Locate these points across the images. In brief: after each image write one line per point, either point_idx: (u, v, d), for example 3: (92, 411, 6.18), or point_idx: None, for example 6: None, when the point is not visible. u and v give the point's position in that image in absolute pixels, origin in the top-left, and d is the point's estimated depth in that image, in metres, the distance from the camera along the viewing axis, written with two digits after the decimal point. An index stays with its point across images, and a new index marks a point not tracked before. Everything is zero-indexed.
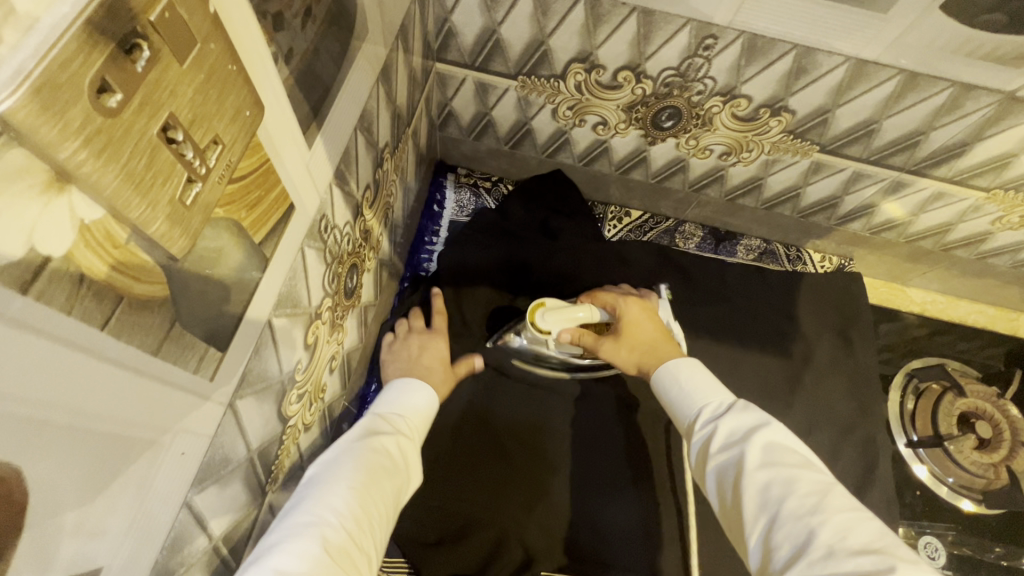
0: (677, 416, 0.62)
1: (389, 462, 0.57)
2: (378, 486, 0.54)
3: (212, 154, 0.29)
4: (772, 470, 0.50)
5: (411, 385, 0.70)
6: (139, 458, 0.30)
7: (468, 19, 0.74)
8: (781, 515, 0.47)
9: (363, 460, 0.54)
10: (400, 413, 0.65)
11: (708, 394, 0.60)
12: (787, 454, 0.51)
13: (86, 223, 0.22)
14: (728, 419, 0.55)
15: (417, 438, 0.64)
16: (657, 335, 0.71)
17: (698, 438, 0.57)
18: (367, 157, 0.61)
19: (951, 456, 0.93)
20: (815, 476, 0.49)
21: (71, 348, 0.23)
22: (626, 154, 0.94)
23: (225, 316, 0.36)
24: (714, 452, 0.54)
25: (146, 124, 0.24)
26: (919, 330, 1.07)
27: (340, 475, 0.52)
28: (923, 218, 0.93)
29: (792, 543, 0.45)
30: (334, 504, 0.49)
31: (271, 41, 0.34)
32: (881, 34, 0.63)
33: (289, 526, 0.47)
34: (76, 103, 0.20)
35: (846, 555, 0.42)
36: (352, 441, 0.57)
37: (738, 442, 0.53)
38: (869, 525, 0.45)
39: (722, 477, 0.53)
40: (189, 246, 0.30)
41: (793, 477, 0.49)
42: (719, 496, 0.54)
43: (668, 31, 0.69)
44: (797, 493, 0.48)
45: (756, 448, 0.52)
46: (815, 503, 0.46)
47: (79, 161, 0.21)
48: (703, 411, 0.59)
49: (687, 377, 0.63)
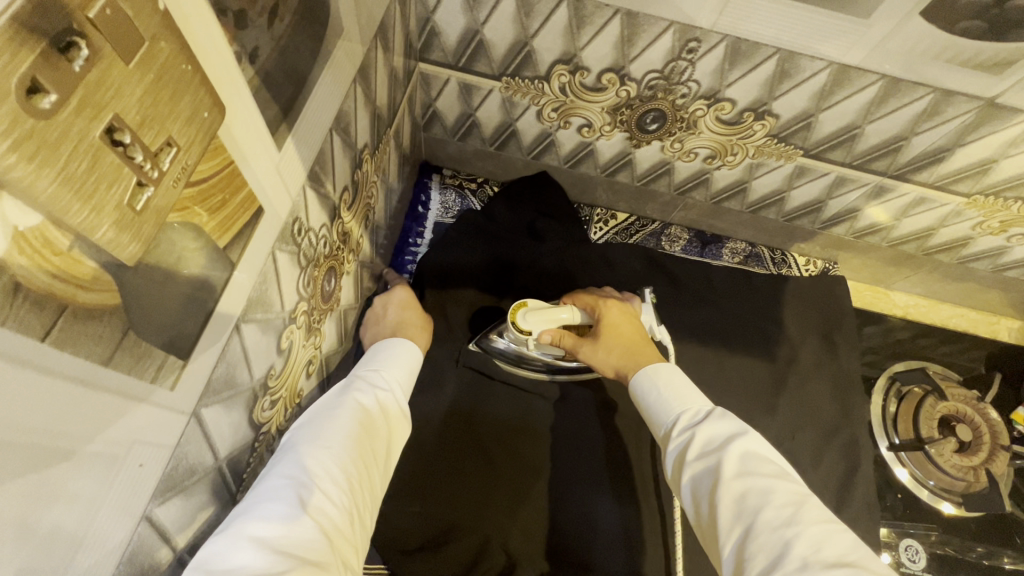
0: (654, 422, 0.62)
1: (369, 420, 0.55)
2: (358, 445, 0.52)
3: (165, 157, 0.28)
4: (747, 480, 0.50)
5: (391, 346, 0.67)
6: (87, 472, 0.29)
7: (451, 18, 0.73)
8: (755, 527, 0.47)
9: (342, 422, 0.52)
10: (381, 372, 0.63)
11: (684, 400, 0.60)
12: (763, 464, 0.51)
13: (20, 230, 0.21)
14: (705, 427, 0.55)
15: (400, 396, 0.62)
16: (635, 339, 0.71)
17: (674, 445, 0.57)
18: (345, 158, 0.60)
19: (932, 459, 0.94)
20: (791, 487, 0.49)
21: (4, 361, 0.22)
22: (612, 156, 0.93)
23: (186, 324, 0.35)
24: (691, 460, 0.54)
25: (86, 126, 0.22)
26: (901, 334, 1.08)
27: (319, 436, 0.51)
28: (905, 222, 0.94)
29: (766, 555, 0.45)
30: (311, 464, 0.48)
31: (233, 41, 0.32)
32: (863, 40, 0.63)
33: (266, 489, 0.45)
34: (1, 104, 0.19)
35: (820, 568, 0.42)
36: (331, 402, 0.55)
37: (715, 450, 0.53)
38: (843, 538, 0.45)
39: (697, 486, 0.53)
40: (142, 252, 0.29)
41: (769, 488, 0.49)
42: (695, 505, 0.53)
43: (652, 34, 0.69)
44: (772, 504, 0.47)
45: (733, 457, 0.51)
46: (791, 515, 0.46)
47: (8, 165, 0.20)
48: (681, 418, 0.58)
49: (665, 382, 0.62)
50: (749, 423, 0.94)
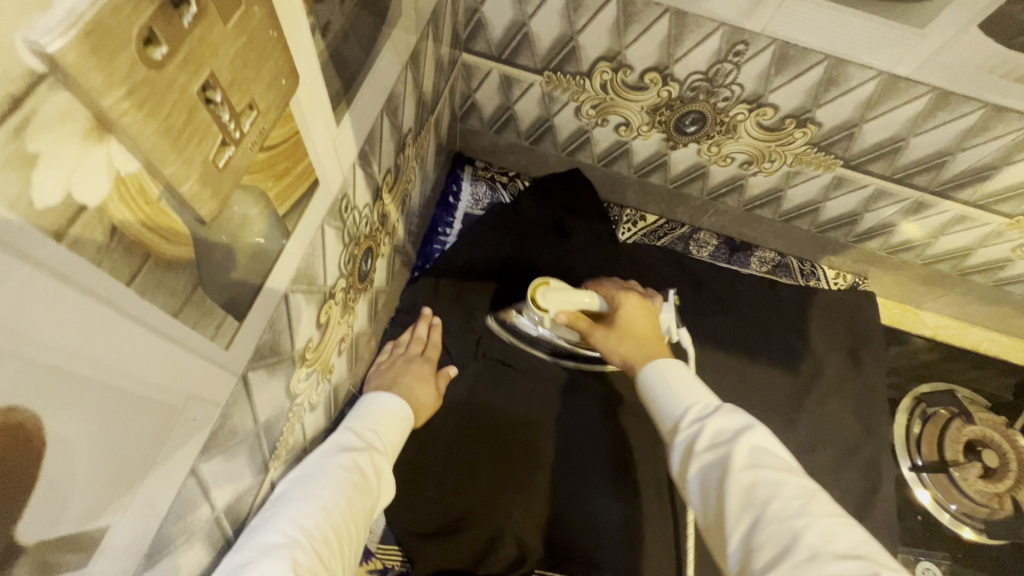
0: (660, 415, 0.61)
1: (360, 481, 0.56)
2: (348, 508, 0.53)
3: (246, 119, 0.29)
4: (758, 472, 0.49)
5: (388, 401, 0.69)
6: (152, 420, 0.30)
7: (499, 10, 0.74)
8: (766, 517, 0.46)
9: (335, 481, 0.53)
10: (372, 431, 0.64)
11: (692, 394, 0.59)
12: (772, 458, 0.51)
13: (122, 174, 0.22)
14: (714, 420, 0.54)
15: (387, 454, 0.64)
16: (650, 334, 0.70)
17: (682, 437, 0.56)
18: (391, 140, 0.61)
19: (955, 483, 0.92)
20: (800, 481, 0.49)
21: (94, 300, 0.23)
22: (647, 157, 0.93)
23: (243, 286, 0.36)
24: (701, 451, 0.53)
25: (187, 80, 0.23)
26: (929, 354, 1.06)
27: (314, 495, 0.51)
28: (942, 240, 0.92)
29: (775, 544, 0.45)
30: (305, 526, 0.48)
31: (310, 12, 0.33)
32: (915, 52, 0.62)
33: (262, 542, 0.46)
34: (123, 51, 0.20)
35: (831, 558, 0.42)
36: (326, 460, 0.56)
37: (726, 443, 0.53)
38: (851, 531, 0.45)
39: (704, 477, 0.52)
40: (217, 210, 0.29)
41: (779, 481, 0.48)
42: (701, 498, 0.52)
43: (700, 35, 0.69)
44: (782, 496, 0.47)
45: (744, 448, 0.51)
46: (801, 507, 0.46)
47: (121, 111, 0.21)
48: (690, 411, 0.58)
49: (676, 375, 0.62)
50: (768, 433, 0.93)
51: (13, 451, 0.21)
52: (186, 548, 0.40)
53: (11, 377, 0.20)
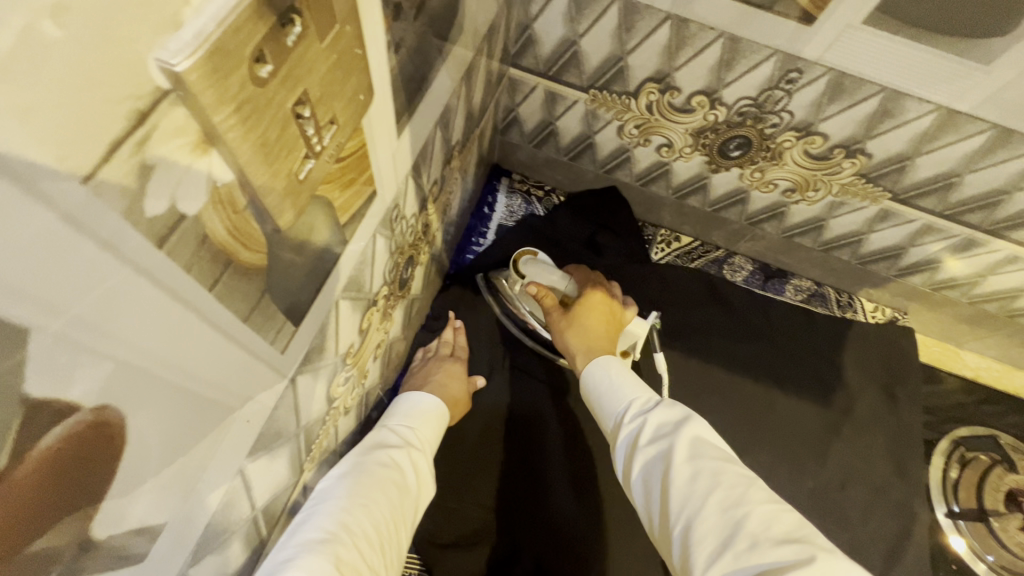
0: (604, 413, 0.56)
1: (400, 478, 0.55)
2: (390, 504, 0.51)
3: (327, 133, 0.29)
4: (697, 463, 0.45)
5: (424, 398, 0.67)
6: (213, 421, 0.31)
7: (550, 28, 0.74)
8: (707, 509, 0.43)
9: (374, 476, 0.52)
10: (408, 426, 0.62)
11: (633, 389, 0.55)
12: (712, 448, 0.47)
13: (218, 185, 0.23)
14: (655, 414, 0.50)
15: (426, 450, 0.62)
16: (602, 333, 0.66)
17: (624, 436, 0.51)
18: (440, 152, 0.62)
19: (994, 534, 0.88)
20: (738, 468, 0.45)
21: (181, 305, 0.24)
22: (686, 179, 0.92)
23: (303, 292, 0.36)
24: (642, 447, 0.49)
25: (284, 97, 0.24)
26: (969, 396, 1.02)
27: (352, 490, 0.50)
28: (991, 280, 0.89)
29: (716, 537, 0.42)
30: (347, 521, 0.47)
31: (388, 29, 0.34)
32: (977, 88, 0.61)
33: (304, 540, 0.44)
34: (236, 71, 0.20)
35: (770, 547, 0.40)
36: (363, 455, 0.55)
37: (667, 435, 0.48)
38: (791, 516, 0.42)
39: (647, 474, 0.48)
40: (293, 219, 0.30)
41: (717, 470, 0.45)
42: (645, 496, 0.48)
43: (753, 60, 0.68)
44: (722, 485, 0.44)
45: (683, 441, 0.47)
46: (739, 495, 0.43)
47: (227, 126, 0.21)
48: (631, 406, 0.53)
49: (617, 371, 0.57)
50: (797, 467, 0.91)
51: (98, 451, 0.22)
52: (226, 545, 0.41)
53: (106, 377, 0.21)
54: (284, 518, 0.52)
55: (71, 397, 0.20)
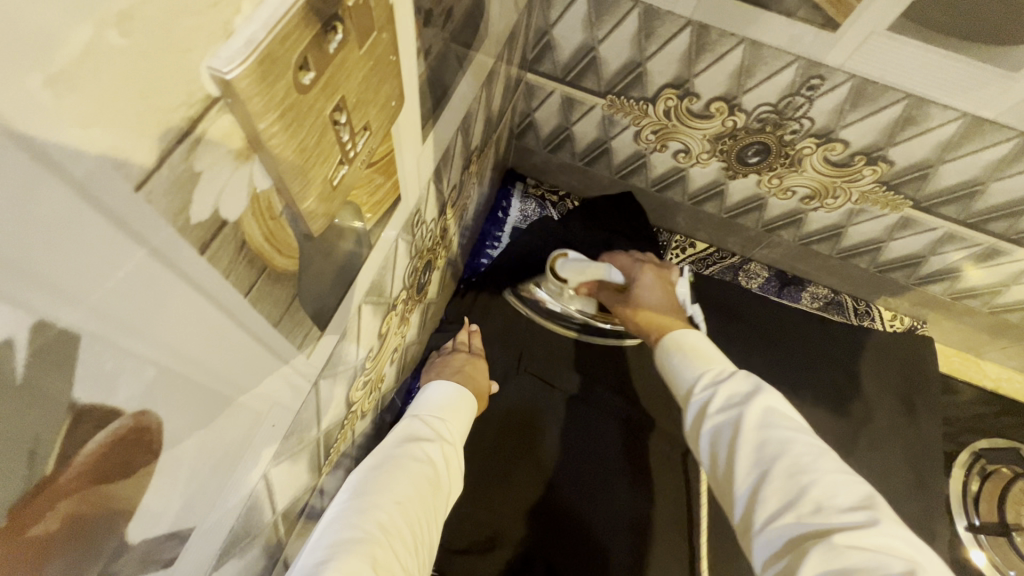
0: (674, 381, 0.57)
1: (432, 474, 0.54)
2: (423, 503, 0.51)
3: (360, 138, 0.29)
4: (770, 431, 0.46)
5: (450, 391, 0.66)
6: (241, 423, 0.31)
7: (569, 33, 0.74)
8: (774, 470, 0.43)
9: (407, 473, 0.51)
10: (437, 418, 0.62)
11: (709, 361, 0.55)
12: (785, 419, 0.47)
13: (258, 191, 0.23)
14: (727, 384, 0.51)
15: (455, 443, 0.61)
16: (667, 303, 0.72)
17: (696, 402, 0.52)
18: (460, 157, 0.62)
19: (1016, 548, 0.86)
20: (810, 439, 0.45)
21: (218, 310, 0.24)
22: (703, 185, 0.92)
23: (328, 297, 0.36)
24: (713, 413, 0.50)
25: (324, 103, 0.24)
26: (990, 408, 1.01)
27: (385, 486, 0.49)
28: (1013, 289, 0.88)
29: (780, 498, 0.42)
30: (382, 520, 0.46)
31: (419, 36, 0.34)
32: (1004, 95, 0.60)
33: (339, 538, 0.44)
34: (283, 77, 0.20)
35: (834, 513, 0.40)
36: (395, 449, 0.54)
37: (738, 404, 0.49)
38: (859, 486, 0.42)
39: (715, 437, 0.49)
40: (324, 225, 0.30)
41: (790, 439, 0.45)
42: (711, 457, 0.49)
43: (774, 67, 0.68)
44: (792, 452, 0.44)
45: (757, 409, 0.47)
46: (808, 462, 0.43)
47: (270, 133, 0.21)
48: (704, 376, 0.53)
49: (691, 342, 0.58)
50: None
51: (136, 455, 0.22)
52: (247, 550, 0.41)
53: (148, 381, 0.21)
54: (301, 522, 0.52)
55: (115, 402, 0.20)
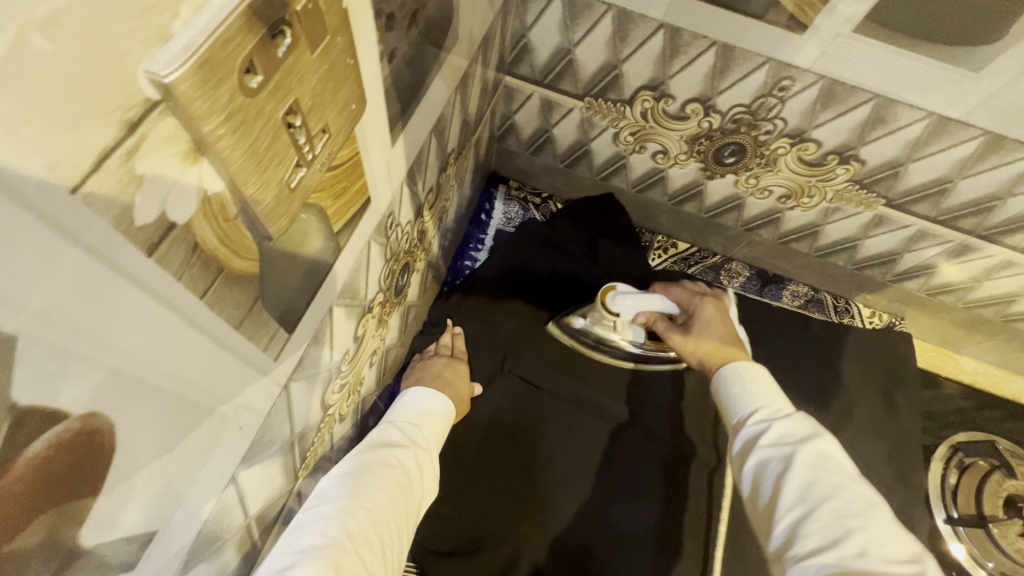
0: (726, 411, 0.57)
1: (406, 479, 0.54)
2: (394, 507, 0.51)
3: (319, 142, 0.30)
4: (820, 473, 0.46)
5: (430, 398, 0.67)
6: (205, 427, 0.31)
7: (546, 36, 0.75)
8: (818, 511, 0.43)
9: (377, 478, 0.51)
10: (415, 424, 0.62)
11: (766, 397, 0.54)
12: (838, 466, 0.47)
13: (209, 194, 0.23)
14: (783, 422, 0.50)
15: (432, 450, 0.61)
16: (728, 336, 0.64)
17: (746, 434, 0.52)
18: (436, 159, 0.62)
19: (993, 540, 0.87)
20: (863, 489, 0.45)
21: (171, 312, 0.24)
22: (682, 185, 0.93)
23: (295, 300, 0.37)
24: (763, 445, 0.49)
25: (275, 106, 0.24)
26: (967, 402, 1.02)
27: (355, 491, 0.49)
28: (986, 285, 0.89)
29: (822, 538, 0.42)
30: (348, 527, 0.46)
31: (380, 40, 0.35)
32: (968, 95, 0.62)
33: (304, 545, 0.44)
34: (226, 81, 0.21)
35: (879, 563, 0.40)
36: (368, 453, 0.54)
37: (792, 443, 0.49)
38: (907, 544, 0.42)
39: (762, 470, 0.48)
40: (284, 228, 0.30)
41: (841, 484, 0.45)
42: (755, 489, 0.49)
43: (746, 68, 0.69)
44: (841, 497, 0.44)
45: (810, 451, 0.47)
46: (859, 510, 0.43)
47: (217, 136, 0.22)
48: (758, 412, 0.53)
49: (750, 377, 0.56)
50: None
51: (91, 453, 0.22)
52: (218, 554, 0.41)
53: (95, 384, 0.21)
54: (278, 524, 0.52)
55: (60, 404, 0.20)
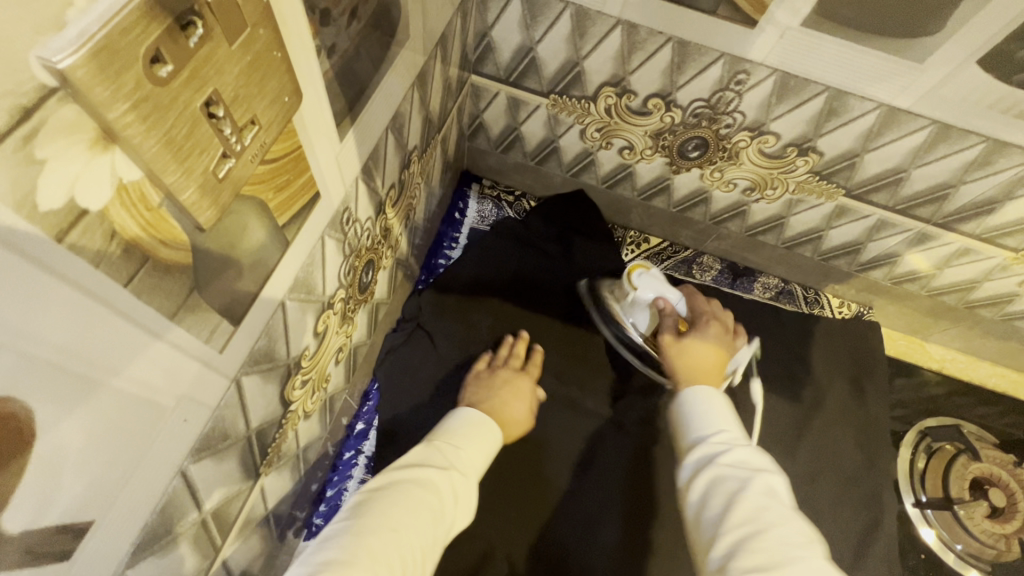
0: (679, 430, 0.54)
1: (437, 501, 0.52)
2: (421, 532, 0.48)
3: (248, 133, 0.30)
4: (762, 509, 0.44)
5: (479, 423, 0.64)
6: (141, 417, 0.31)
7: (508, 35, 0.76)
8: (755, 549, 0.41)
9: (406, 498, 0.50)
10: (457, 445, 0.60)
11: (723, 421, 0.52)
12: (782, 501, 0.45)
13: (124, 182, 0.24)
14: (739, 450, 0.48)
15: (472, 476, 0.59)
16: (713, 365, 0.62)
17: (694, 457, 0.50)
18: (395, 157, 0.63)
19: (960, 522, 0.89)
20: (801, 526, 0.43)
21: (92, 300, 0.24)
22: (650, 180, 0.94)
23: (239, 292, 0.37)
24: (710, 471, 0.47)
25: (190, 96, 0.25)
26: (937, 389, 1.04)
27: (383, 510, 0.48)
28: (947, 272, 0.92)
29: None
30: (370, 544, 0.45)
31: (316, 35, 0.35)
32: (914, 85, 0.63)
33: (324, 557, 0.43)
34: (130, 69, 0.21)
35: None
36: (404, 472, 0.52)
37: (741, 472, 0.46)
38: None
39: (705, 497, 0.46)
40: (215, 219, 0.31)
41: (782, 521, 0.43)
42: (695, 513, 0.47)
43: (702, 63, 0.70)
44: (781, 536, 0.42)
45: (758, 484, 0.45)
46: (795, 551, 0.41)
47: (125, 123, 0.22)
48: (713, 436, 0.50)
49: (713, 401, 0.54)
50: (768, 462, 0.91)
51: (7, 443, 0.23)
52: (170, 548, 0.41)
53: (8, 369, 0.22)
54: (238, 521, 0.52)
55: None
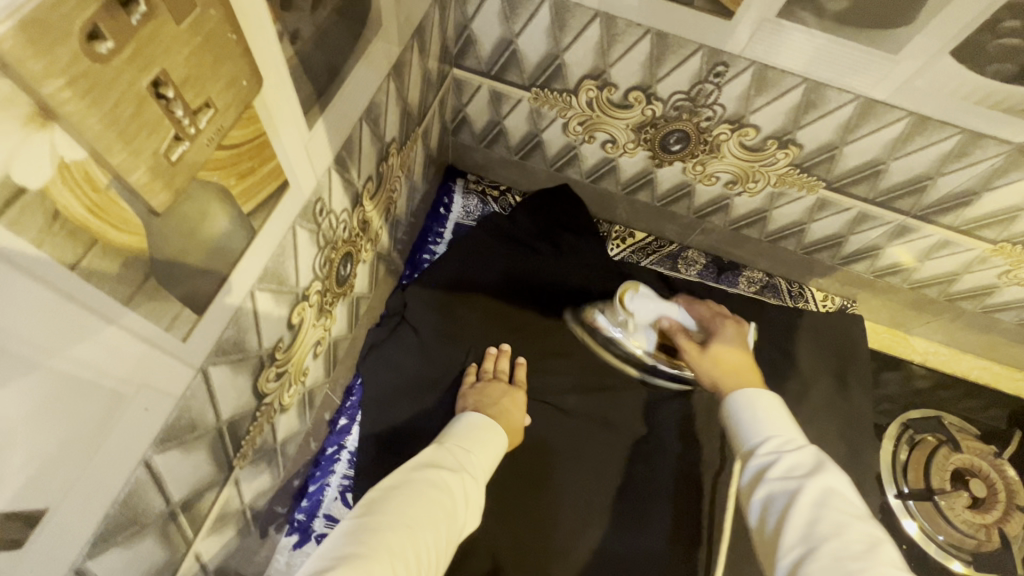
0: (736, 439, 0.56)
1: (450, 502, 0.52)
2: (435, 531, 0.49)
3: (203, 116, 0.30)
4: (823, 512, 0.44)
5: (491, 431, 0.65)
6: (97, 403, 0.31)
7: (488, 28, 0.76)
8: (821, 552, 0.42)
9: (421, 497, 0.50)
10: (467, 449, 0.61)
11: (779, 428, 0.53)
12: (845, 503, 0.45)
13: (66, 161, 0.23)
14: (791, 455, 0.50)
15: (479, 481, 0.60)
16: (745, 363, 0.66)
17: (754, 464, 0.51)
18: (372, 148, 0.62)
19: (942, 512, 0.90)
20: (869, 526, 0.44)
21: (37, 282, 0.24)
22: (634, 174, 0.94)
23: (202, 281, 0.37)
24: (771, 478, 0.49)
25: (133, 75, 0.25)
26: (920, 381, 1.05)
27: (399, 507, 0.49)
28: (928, 265, 0.92)
29: None
30: (387, 539, 0.45)
31: (277, 19, 0.35)
32: (889, 77, 0.64)
33: (337, 550, 0.44)
34: (65, 43, 0.21)
35: None
36: (419, 472, 0.53)
37: (798, 477, 0.48)
38: None
39: (767, 504, 0.48)
40: (170, 203, 0.31)
41: (845, 522, 0.44)
42: (760, 520, 0.48)
43: (680, 55, 0.70)
44: (846, 538, 0.43)
45: (816, 487, 0.46)
46: (862, 551, 0.42)
47: (63, 99, 0.22)
48: (767, 442, 0.52)
49: (764, 406, 0.56)
50: None
51: None
52: (137, 539, 0.40)
53: None
54: (211, 514, 0.52)
55: None
